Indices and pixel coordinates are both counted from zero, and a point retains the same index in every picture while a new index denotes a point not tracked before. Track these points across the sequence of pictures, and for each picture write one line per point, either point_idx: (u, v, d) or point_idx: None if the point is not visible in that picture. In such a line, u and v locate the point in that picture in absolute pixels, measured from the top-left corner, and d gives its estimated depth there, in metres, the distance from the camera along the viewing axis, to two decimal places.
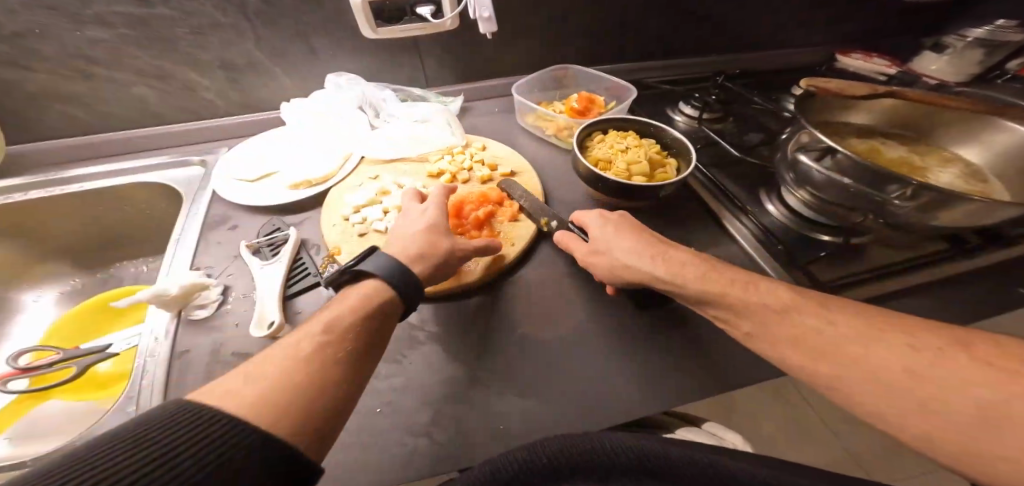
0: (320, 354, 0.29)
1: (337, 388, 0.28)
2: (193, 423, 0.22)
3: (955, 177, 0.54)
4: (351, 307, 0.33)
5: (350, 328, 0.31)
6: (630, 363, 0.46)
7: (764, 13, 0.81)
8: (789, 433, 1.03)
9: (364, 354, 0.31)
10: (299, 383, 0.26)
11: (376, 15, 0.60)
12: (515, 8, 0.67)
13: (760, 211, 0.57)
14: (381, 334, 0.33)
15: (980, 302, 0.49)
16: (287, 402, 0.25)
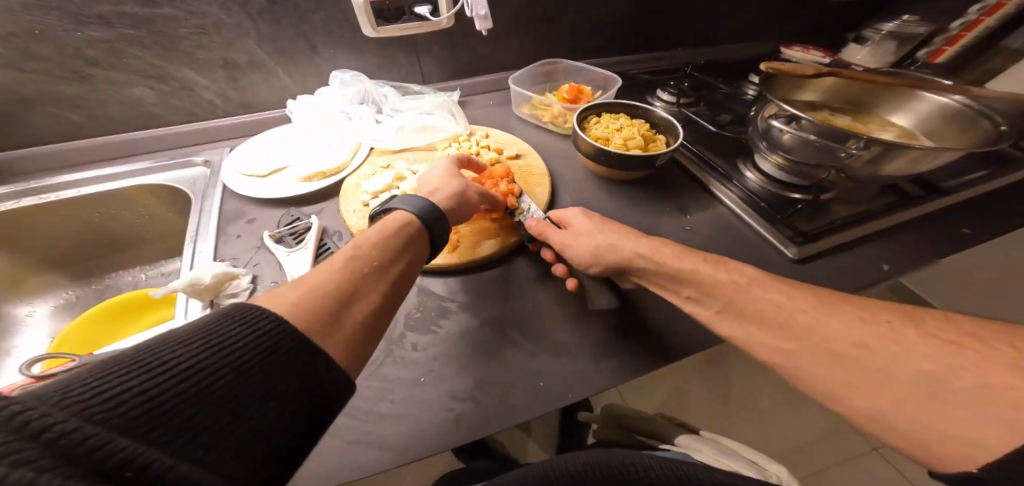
0: (358, 270, 0.33)
1: (371, 301, 0.32)
2: (229, 338, 0.24)
3: (893, 138, 0.64)
4: (386, 231, 0.38)
5: (386, 252, 0.36)
6: (649, 317, 0.50)
7: (720, 13, 0.92)
8: (787, 410, 1.14)
9: (397, 276, 0.35)
10: (340, 291, 0.30)
11: (376, 13, 0.62)
12: (506, 9, 0.73)
13: (740, 178, 0.64)
14: (410, 264, 0.37)
15: (924, 242, 0.58)
16: (331, 310, 0.29)
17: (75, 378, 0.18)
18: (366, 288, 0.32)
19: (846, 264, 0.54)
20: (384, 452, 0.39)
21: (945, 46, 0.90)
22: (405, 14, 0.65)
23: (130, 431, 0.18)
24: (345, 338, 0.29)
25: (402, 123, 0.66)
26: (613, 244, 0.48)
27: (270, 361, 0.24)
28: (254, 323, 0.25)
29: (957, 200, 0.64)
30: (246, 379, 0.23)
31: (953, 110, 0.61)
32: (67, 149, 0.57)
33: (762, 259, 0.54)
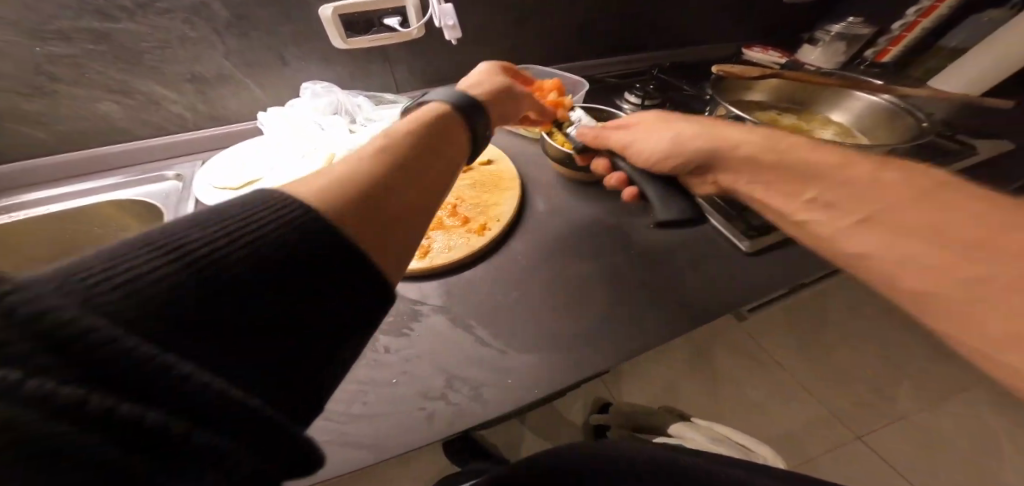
0: (393, 156, 0.33)
1: (412, 184, 0.32)
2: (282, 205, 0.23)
3: (834, 135, 0.69)
4: (406, 125, 0.37)
5: (413, 143, 0.35)
6: (615, 313, 0.52)
7: (683, 17, 0.96)
8: (777, 401, 1.44)
9: (426, 165, 0.35)
10: (386, 171, 0.31)
11: (345, 26, 0.64)
12: (474, 18, 0.75)
13: None
14: (439, 162, 0.37)
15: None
16: (378, 202, 0.27)
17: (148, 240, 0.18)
18: (407, 188, 0.31)
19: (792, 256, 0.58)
20: (358, 452, 0.41)
21: (891, 45, 0.96)
22: (374, 26, 0.66)
23: (187, 305, 0.17)
24: (398, 212, 0.29)
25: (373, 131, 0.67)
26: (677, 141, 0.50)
27: (325, 227, 0.23)
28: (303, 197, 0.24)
29: (896, 192, 0.69)
30: (311, 245, 0.22)
31: (883, 108, 0.67)
32: (33, 167, 0.58)
33: (717, 253, 0.59)
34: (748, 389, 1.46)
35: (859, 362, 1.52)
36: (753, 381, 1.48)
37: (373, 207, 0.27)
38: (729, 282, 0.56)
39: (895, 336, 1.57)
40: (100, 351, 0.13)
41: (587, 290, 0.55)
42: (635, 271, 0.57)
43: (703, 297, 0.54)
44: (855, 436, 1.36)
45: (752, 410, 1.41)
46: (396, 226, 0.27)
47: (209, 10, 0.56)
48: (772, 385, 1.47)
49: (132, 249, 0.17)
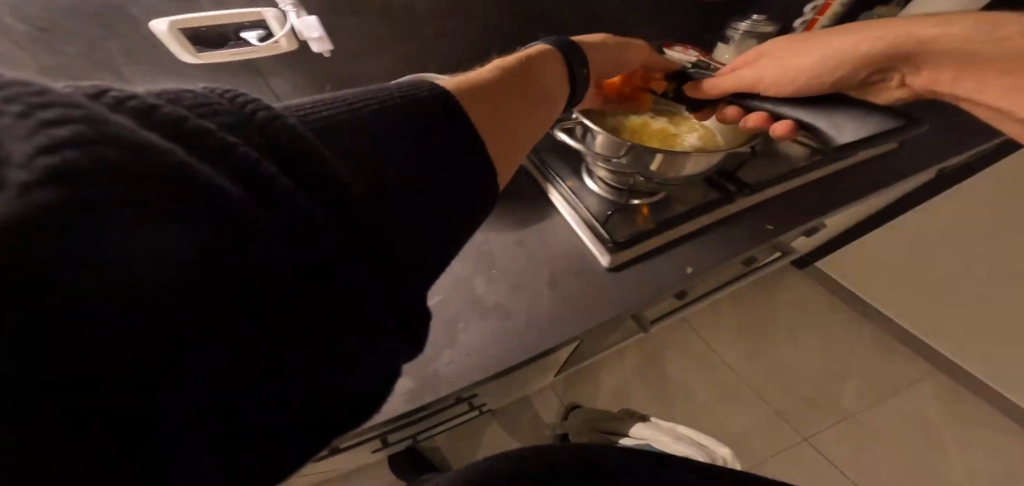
0: (477, 91, 0.38)
1: (525, 127, 0.40)
2: (346, 109, 0.24)
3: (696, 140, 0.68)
4: (515, 73, 0.44)
5: (515, 91, 0.42)
6: (459, 335, 0.52)
7: (589, 20, 0.94)
8: (724, 401, 1.43)
9: (529, 112, 0.42)
10: (501, 112, 0.38)
11: (193, 40, 0.59)
12: (350, 27, 0.70)
13: (579, 185, 0.67)
14: (536, 102, 0.44)
15: (733, 239, 0.60)
16: (473, 94, 0.36)
17: (235, 93, 0.20)
18: (504, 96, 0.39)
19: (652, 270, 0.57)
20: None
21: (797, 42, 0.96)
22: (231, 41, 0.62)
23: (266, 180, 0.17)
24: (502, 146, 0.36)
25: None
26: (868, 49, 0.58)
27: (378, 138, 0.23)
28: (366, 107, 0.25)
29: (790, 185, 0.67)
30: (363, 156, 0.22)
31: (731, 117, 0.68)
32: None
33: (575, 270, 0.57)
34: (697, 391, 1.45)
35: (805, 360, 1.51)
36: (705, 382, 1.47)
37: (471, 97, 0.35)
38: (582, 299, 0.55)
39: (839, 330, 1.58)
40: (102, 244, 0.12)
41: (436, 312, 0.54)
42: (489, 291, 0.56)
43: (552, 316, 0.54)
44: (801, 437, 1.36)
45: (701, 413, 1.40)
46: (483, 117, 0.35)
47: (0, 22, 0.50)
48: (722, 386, 1.46)
49: (228, 97, 0.19)
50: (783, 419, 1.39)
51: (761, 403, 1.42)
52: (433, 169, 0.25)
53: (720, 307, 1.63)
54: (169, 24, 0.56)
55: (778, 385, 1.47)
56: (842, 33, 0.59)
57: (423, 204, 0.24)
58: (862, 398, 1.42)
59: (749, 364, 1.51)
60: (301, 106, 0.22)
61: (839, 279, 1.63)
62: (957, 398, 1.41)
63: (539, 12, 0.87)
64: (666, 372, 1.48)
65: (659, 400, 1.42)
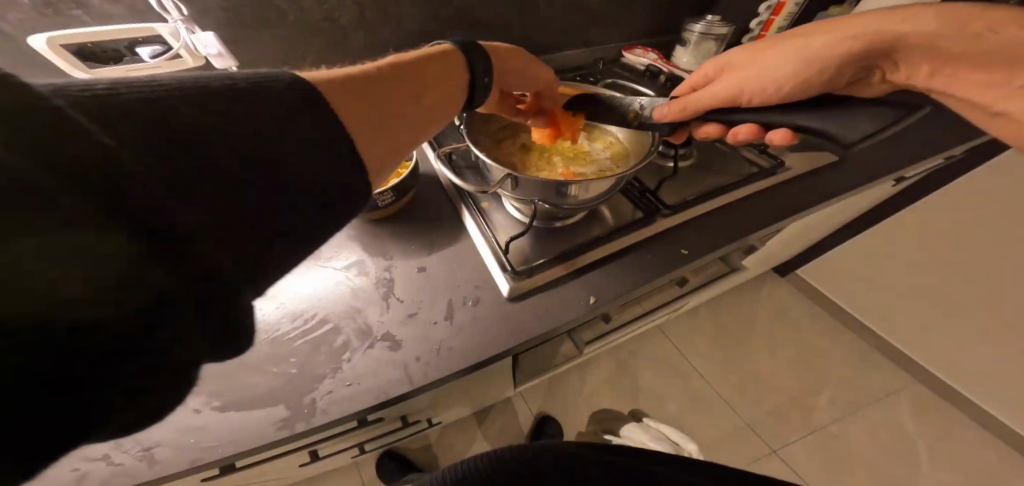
0: (364, 79, 0.31)
1: (421, 128, 0.35)
2: (166, 96, 0.19)
3: (606, 157, 0.67)
4: (422, 66, 0.38)
5: (421, 86, 0.36)
6: (341, 364, 0.49)
7: (533, 24, 0.90)
8: (691, 413, 1.35)
9: (435, 110, 0.37)
10: (390, 109, 0.31)
11: (82, 55, 0.56)
12: (262, 38, 0.68)
13: (494, 207, 0.64)
14: (451, 98, 0.40)
15: (643, 266, 0.58)
16: (356, 91, 0.29)
17: None
18: (387, 93, 0.32)
19: (555, 302, 0.54)
20: None
21: None
22: (128, 56, 0.58)
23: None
24: (389, 151, 0.30)
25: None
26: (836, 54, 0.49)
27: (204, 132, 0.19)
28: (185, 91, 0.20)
29: (711, 205, 0.64)
30: (198, 162, 0.19)
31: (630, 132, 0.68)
32: None
33: (472, 299, 0.55)
34: (668, 403, 1.37)
35: (781, 370, 1.46)
36: (676, 393, 1.39)
37: (344, 94, 0.28)
38: (476, 330, 0.52)
39: (816, 339, 1.53)
40: None
41: (322, 341, 0.51)
42: (380, 319, 0.53)
43: (440, 348, 0.51)
44: (771, 450, 1.29)
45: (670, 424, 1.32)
46: (362, 121, 0.28)
47: None
48: (692, 397, 1.38)
49: None
50: (753, 432, 1.32)
51: (731, 415, 1.35)
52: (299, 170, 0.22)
53: (694, 315, 1.59)
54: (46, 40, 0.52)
55: (752, 395, 1.40)
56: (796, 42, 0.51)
57: (291, 197, 0.22)
58: (836, 410, 1.37)
59: (721, 373, 1.44)
60: (90, 88, 0.18)
61: (818, 287, 1.58)
62: (934, 410, 1.36)
63: (475, 18, 0.83)
64: (634, 381, 1.42)
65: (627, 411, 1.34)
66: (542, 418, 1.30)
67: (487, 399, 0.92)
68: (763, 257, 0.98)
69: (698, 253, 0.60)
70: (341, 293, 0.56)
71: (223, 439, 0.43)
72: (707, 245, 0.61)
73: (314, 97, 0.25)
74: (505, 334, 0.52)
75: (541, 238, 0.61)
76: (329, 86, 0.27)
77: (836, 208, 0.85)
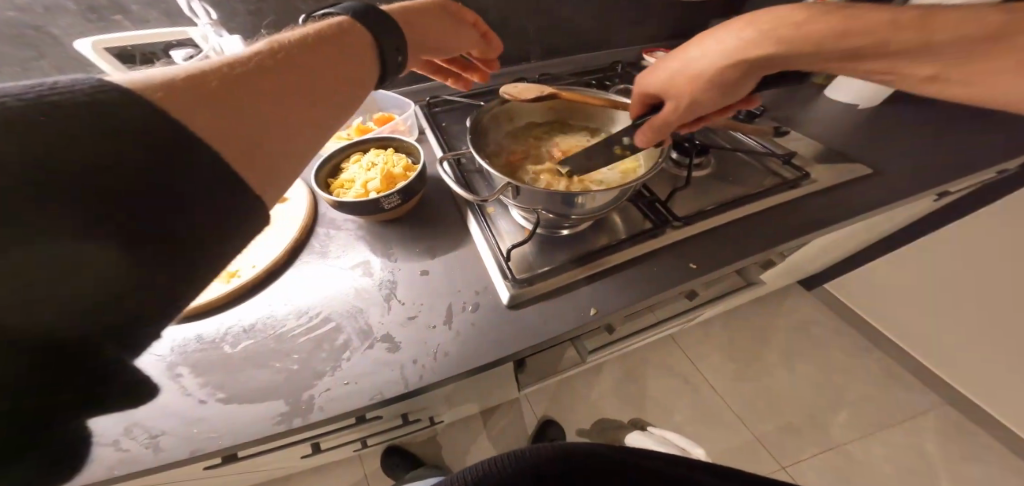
0: (220, 78, 0.26)
1: (316, 122, 0.32)
2: (99, 96, 0.20)
3: (617, 164, 0.64)
4: (299, 45, 0.33)
5: (312, 78, 0.32)
6: (339, 365, 0.50)
7: (551, 27, 0.89)
8: (699, 424, 1.31)
9: (332, 99, 0.34)
10: (266, 109, 0.28)
11: (119, 58, 0.58)
12: None
13: (499, 213, 0.65)
14: (353, 87, 0.36)
15: (651, 278, 0.56)
16: (213, 100, 0.25)
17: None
18: (264, 95, 0.28)
19: (554, 312, 0.54)
20: None
21: None
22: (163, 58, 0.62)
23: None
24: (276, 163, 0.28)
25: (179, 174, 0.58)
26: (751, 41, 0.46)
27: (139, 167, 0.20)
28: (95, 102, 0.20)
29: (726, 219, 0.61)
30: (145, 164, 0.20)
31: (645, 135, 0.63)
32: None
33: (472, 305, 0.55)
34: (675, 412, 1.33)
35: (803, 388, 1.38)
36: (685, 403, 1.35)
37: (194, 105, 0.24)
38: (476, 335, 0.52)
39: (841, 357, 1.45)
40: None
41: (324, 338, 0.52)
42: (381, 320, 0.54)
43: (436, 353, 0.51)
44: (780, 466, 1.23)
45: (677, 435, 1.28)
46: (223, 135, 0.25)
47: None
48: (701, 408, 1.34)
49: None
50: (764, 447, 1.26)
51: (740, 429, 1.30)
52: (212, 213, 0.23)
53: (710, 325, 1.54)
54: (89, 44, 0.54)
55: (767, 409, 1.33)
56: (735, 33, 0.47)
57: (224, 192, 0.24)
58: (854, 430, 1.29)
59: (734, 386, 1.39)
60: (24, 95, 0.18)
61: (845, 302, 1.49)
62: (972, 440, 1.26)
63: (492, 21, 0.83)
64: (642, 388, 1.38)
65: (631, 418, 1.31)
66: (546, 420, 1.29)
67: (489, 402, 0.92)
68: (784, 269, 0.93)
69: (709, 268, 0.57)
70: (343, 295, 0.57)
71: (223, 431, 0.45)
72: (717, 258, 0.58)
73: (138, 105, 0.21)
74: (499, 342, 0.51)
75: (545, 247, 0.60)
76: (170, 93, 0.23)
77: (866, 221, 0.80)
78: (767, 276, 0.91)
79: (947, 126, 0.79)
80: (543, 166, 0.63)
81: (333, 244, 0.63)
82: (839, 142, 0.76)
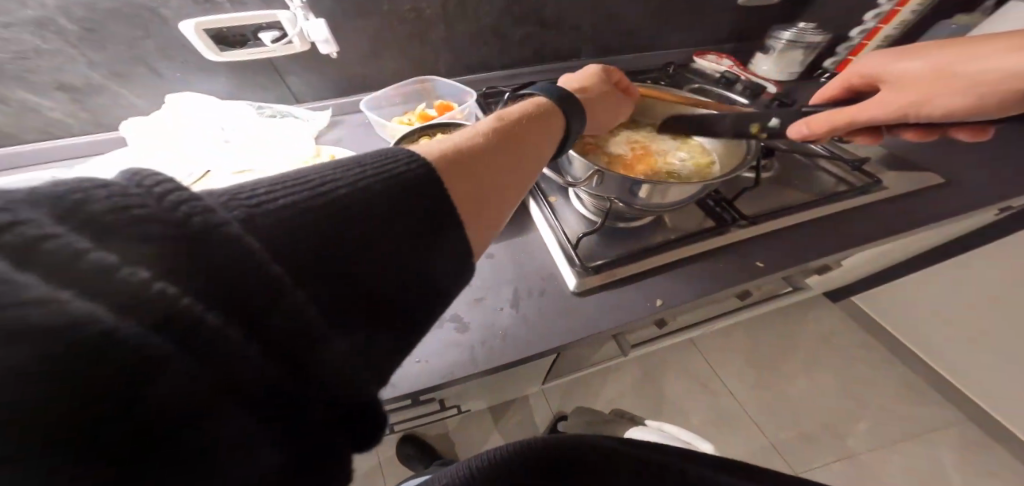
0: (463, 146, 0.32)
1: (517, 187, 0.34)
2: (335, 182, 0.22)
3: (688, 159, 0.64)
4: (512, 122, 0.38)
5: (515, 144, 0.36)
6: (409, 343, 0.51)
7: (610, 26, 0.90)
8: (717, 428, 1.31)
9: (530, 167, 0.37)
10: (489, 173, 0.32)
11: (215, 40, 0.65)
12: (360, 26, 0.73)
13: (564, 203, 0.66)
14: (541, 152, 0.39)
15: (713, 275, 0.57)
16: (464, 166, 0.30)
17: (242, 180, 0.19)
18: (487, 159, 0.32)
19: (618, 302, 0.55)
20: None
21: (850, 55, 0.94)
22: (252, 40, 0.67)
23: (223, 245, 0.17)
24: (485, 219, 0.30)
25: (268, 164, 0.67)
26: None
27: (306, 222, 0.20)
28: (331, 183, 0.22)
29: (789, 221, 0.61)
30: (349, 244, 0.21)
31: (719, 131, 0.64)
32: None
33: (538, 290, 0.56)
34: (691, 413, 1.34)
35: (824, 401, 1.36)
36: (704, 406, 1.35)
37: (454, 170, 0.29)
38: (542, 320, 0.53)
39: (864, 369, 1.43)
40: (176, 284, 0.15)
41: None
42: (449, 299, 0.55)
43: (503, 335, 0.52)
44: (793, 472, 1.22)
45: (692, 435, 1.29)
46: (468, 202, 0.28)
47: (57, 23, 0.58)
48: (719, 411, 1.34)
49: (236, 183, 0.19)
50: (780, 455, 1.25)
51: (758, 435, 1.29)
52: (445, 258, 0.26)
53: (733, 331, 1.53)
54: (191, 24, 0.60)
55: (784, 419, 1.32)
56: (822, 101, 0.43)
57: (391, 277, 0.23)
58: (869, 440, 1.27)
59: (752, 391, 1.38)
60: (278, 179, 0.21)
61: (873, 316, 1.47)
62: (998, 462, 1.23)
63: (555, 17, 0.84)
64: (660, 391, 1.38)
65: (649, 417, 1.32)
66: (561, 415, 1.29)
67: (517, 393, 0.93)
68: (825, 277, 0.93)
69: (772, 268, 0.57)
70: None
71: None
72: (777, 260, 0.58)
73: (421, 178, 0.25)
74: (565, 329, 0.52)
75: (610, 237, 0.61)
76: (445, 164, 0.28)
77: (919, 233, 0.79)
78: (807, 284, 0.91)
79: (1003, 142, 0.79)
80: (613, 156, 0.63)
81: None
82: (898, 151, 0.75)
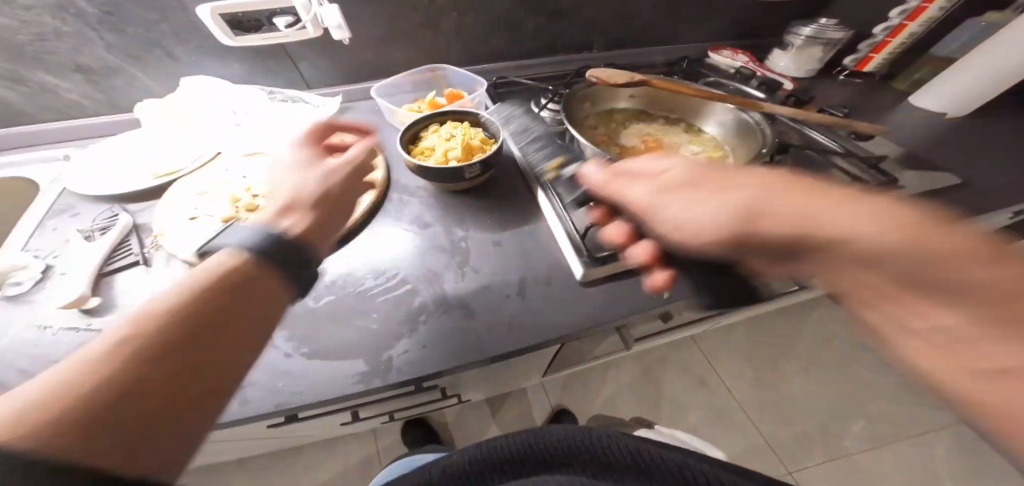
0: (72, 374, 0.24)
1: (214, 383, 0.27)
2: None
3: (700, 152, 0.64)
4: (163, 307, 0.29)
5: (191, 328, 0.28)
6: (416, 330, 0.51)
7: (625, 19, 0.89)
8: (716, 426, 1.30)
9: (227, 344, 0.29)
10: (133, 388, 0.24)
11: (231, 25, 0.65)
12: (374, 14, 0.73)
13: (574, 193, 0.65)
14: (243, 315, 0.31)
15: None
16: (53, 410, 0.22)
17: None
18: (137, 366, 0.25)
19: (627, 294, 0.54)
20: None
21: (871, 54, 0.92)
22: (266, 25, 0.66)
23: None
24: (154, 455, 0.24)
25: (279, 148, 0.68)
26: None
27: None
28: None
29: None
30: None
31: (735, 125, 0.62)
32: None
33: (545, 279, 0.56)
34: (689, 410, 1.33)
35: (826, 405, 1.35)
36: (703, 404, 1.34)
37: (44, 426, 0.22)
38: (550, 309, 0.53)
39: (869, 374, 1.41)
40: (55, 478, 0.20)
41: (400, 301, 0.54)
42: (457, 286, 0.55)
43: (511, 323, 0.52)
44: (787, 471, 1.21)
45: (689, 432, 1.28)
46: (106, 432, 0.22)
47: (77, 6, 0.59)
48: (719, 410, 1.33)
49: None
50: (776, 456, 1.24)
51: (755, 434, 1.29)
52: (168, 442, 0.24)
53: (737, 331, 1.52)
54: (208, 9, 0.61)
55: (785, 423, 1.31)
56: (700, 199, 0.38)
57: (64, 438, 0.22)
58: (868, 443, 1.26)
59: (752, 391, 1.37)
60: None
61: None
62: (1001, 472, 1.21)
63: (569, 8, 0.84)
64: (661, 389, 1.37)
65: (647, 413, 1.32)
66: (559, 409, 1.29)
67: (517, 384, 0.93)
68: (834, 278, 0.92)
69: None
70: (419, 260, 0.58)
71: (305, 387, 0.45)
72: None
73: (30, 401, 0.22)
74: (573, 318, 0.52)
75: None
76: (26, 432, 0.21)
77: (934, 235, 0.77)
78: (816, 285, 0.90)
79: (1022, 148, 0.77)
80: (627, 148, 0.62)
81: (409, 210, 0.65)
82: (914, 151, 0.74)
